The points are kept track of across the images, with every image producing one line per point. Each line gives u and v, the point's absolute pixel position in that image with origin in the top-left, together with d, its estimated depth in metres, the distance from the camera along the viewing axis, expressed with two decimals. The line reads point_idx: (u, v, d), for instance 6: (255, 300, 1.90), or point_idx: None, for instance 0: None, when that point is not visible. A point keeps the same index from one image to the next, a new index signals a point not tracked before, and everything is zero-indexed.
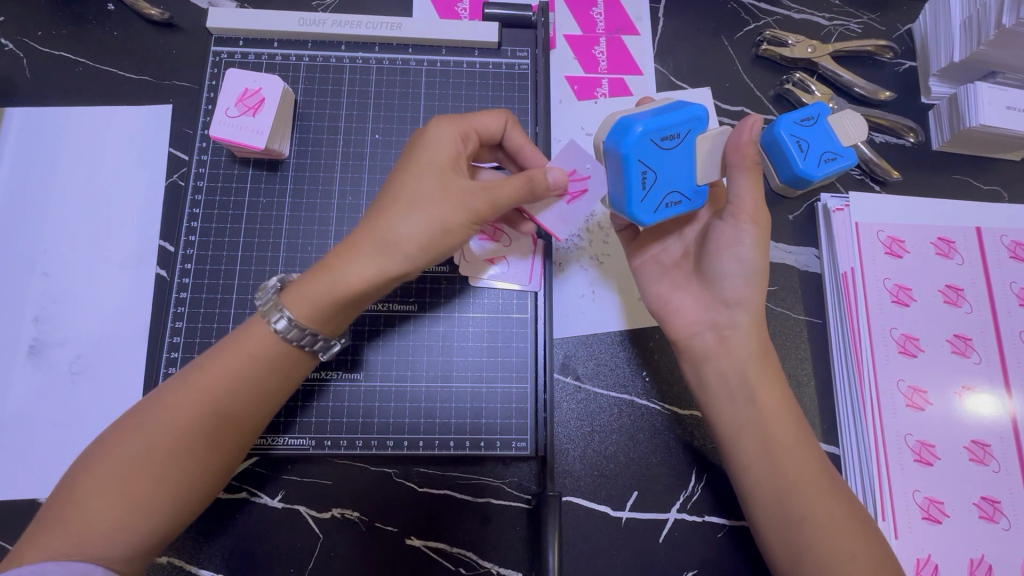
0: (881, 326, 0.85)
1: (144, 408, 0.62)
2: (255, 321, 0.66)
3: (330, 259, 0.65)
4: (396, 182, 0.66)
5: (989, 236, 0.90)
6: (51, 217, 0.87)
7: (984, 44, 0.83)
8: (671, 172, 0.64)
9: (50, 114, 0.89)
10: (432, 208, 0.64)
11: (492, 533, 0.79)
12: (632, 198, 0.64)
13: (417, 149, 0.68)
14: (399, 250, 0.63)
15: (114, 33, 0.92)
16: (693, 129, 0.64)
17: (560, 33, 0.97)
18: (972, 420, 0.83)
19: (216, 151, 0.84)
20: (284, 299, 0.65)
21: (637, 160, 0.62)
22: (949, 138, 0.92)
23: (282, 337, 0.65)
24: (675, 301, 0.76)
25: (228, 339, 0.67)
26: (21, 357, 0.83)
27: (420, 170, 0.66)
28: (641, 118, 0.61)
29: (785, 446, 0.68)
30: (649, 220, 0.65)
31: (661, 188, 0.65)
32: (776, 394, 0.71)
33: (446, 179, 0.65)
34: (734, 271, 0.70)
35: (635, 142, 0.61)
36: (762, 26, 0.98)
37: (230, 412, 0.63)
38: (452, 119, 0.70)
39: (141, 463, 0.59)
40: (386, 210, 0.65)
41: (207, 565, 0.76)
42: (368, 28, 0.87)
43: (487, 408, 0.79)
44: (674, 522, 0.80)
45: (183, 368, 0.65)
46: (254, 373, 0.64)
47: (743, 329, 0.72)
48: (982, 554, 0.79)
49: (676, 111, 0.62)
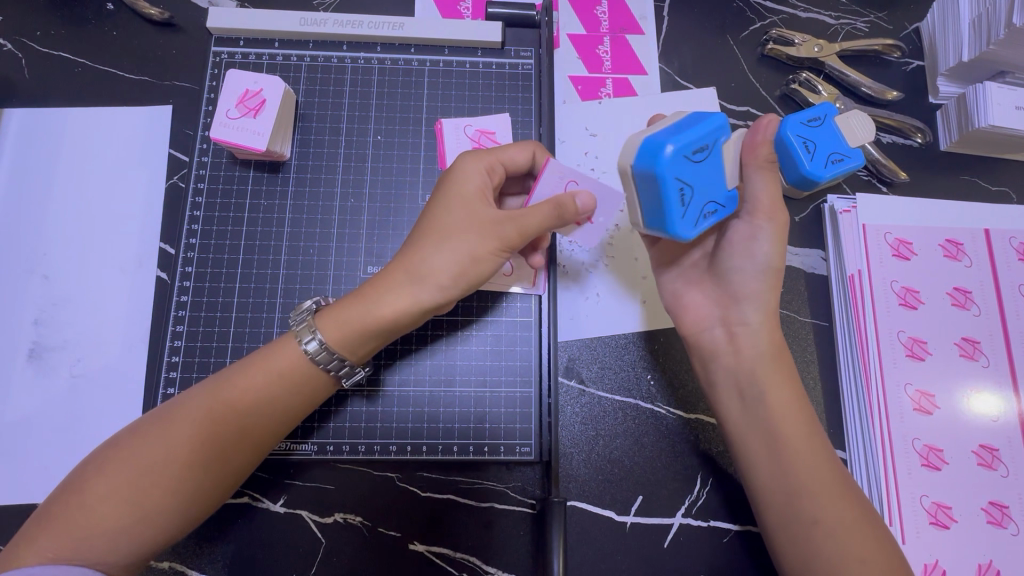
0: (889, 329, 0.84)
1: (164, 415, 0.62)
2: (287, 340, 0.67)
3: (367, 287, 0.67)
4: (428, 215, 0.68)
5: (998, 238, 0.89)
6: (50, 219, 0.86)
7: (994, 43, 0.82)
8: (705, 183, 0.61)
9: (49, 115, 0.88)
10: (462, 240, 0.65)
11: (496, 538, 0.78)
12: (673, 216, 0.60)
13: (446, 182, 0.69)
14: (429, 280, 0.66)
15: (114, 33, 0.91)
16: (717, 139, 0.62)
17: (564, 32, 0.96)
18: (980, 424, 0.82)
19: (217, 153, 0.83)
20: (318, 322, 0.66)
21: (673, 177, 0.58)
22: (958, 138, 0.91)
23: (312, 359, 0.65)
24: (687, 297, 0.77)
25: (255, 355, 0.67)
26: (21, 359, 0.82)
27: (450, 203, 0.67)
28: (667, 134, 0.59)
29: (796, 449, 0.67)
30: (692, 235, 0.61)
31: (700, 201, 0.61)
32: (788, 394, 0.70)
33: (475, 211, 0.67)
34: (750, 266, 0.69)
35: (669, 159, 0.58)
36: (768, 25, 0.97)
37: (250, 427, 0.63)
38: (482, 152, 0.71)
39: (156, 471, 0.59)
40: (418, 241, 0.67)
41: (209, 570, 0.76)
42: (370, 27, 0.86)
43: (490, 412, 0.78)
44: (679, 527, 0.79)
45: (208, 378, 0.66)
46: (277, 392, 0.65)
47: (754, 329, 0.72)
48: (990, 559, 0.78)
49: (700, 123, 0.60)
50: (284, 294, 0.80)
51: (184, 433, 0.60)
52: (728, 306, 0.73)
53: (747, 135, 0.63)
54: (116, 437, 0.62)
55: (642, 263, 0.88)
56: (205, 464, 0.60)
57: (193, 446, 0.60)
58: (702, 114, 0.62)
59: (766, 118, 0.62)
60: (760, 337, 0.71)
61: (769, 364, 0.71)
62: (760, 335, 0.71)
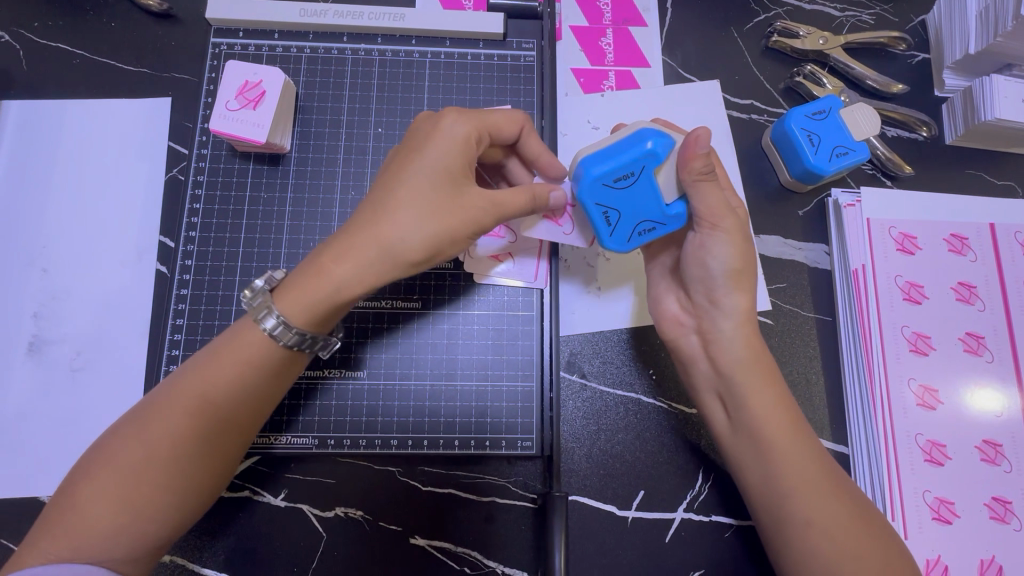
0: (893, 324, 0.84)
1: (144, 412, 0.61)
2: (246, 324, 0.63)
3: (324, 259, 0.62)
4: (395, 187, 0.63)
5: (1002, 233, 0.89)
6: (49, 212, 0.85)
7: (1001, 35, 0.81)
8: (634, 206, 0.67)
9: (47, 108, 0.88)
10: (432, 212, 0.62)
11: (497, 532, 0.78)
12: (600, 234, 0.69)
13: (429, 145, 0.65)
14: (397, 257, 0.62)
15: (112, 24, 0.90)
16: (649, 165, 0.66)
17: (566, 24, 0.95)
18: (984, 420, 0.82)
19: (216, 145, 0.82)
20: (278, 302, 0.62)
21: (593, 204, 0.67)
22: (963, 132, 0.90)
23: (278, 341, 0.62)
24: (663, 304, 0.77)
25: (219, 344, 0.64)
26: (21, 353, 0.82)
27: (423, 175, 0.63)
28: (596, 162, 0.66)
29: (783, 448, 0.66)
30: (621, 250, 0.70)
31: (628, 221, 0.68)
32: (767, 394, 0.68)
33: (453, 184, 0.63)
34: (710, 277, 0.69)
35: (589, 186, 0.66)
36: (772, 17, 0.97)
37: (230, 418, 0.62)
38: (466, 116, 0.66)
39: (141, 471, 0.58)
40: (384, 211, 0.62)
41: (210, 564, 0.76)
42: (370, 19, 0.85)
43: (492, 406, 0.78)
44: (681, 522, 0.79)
45: (180, 367, 0.64)
46: (251, 380, 0.62)
47: (727, 336, 0.69)
48: (992, 555, 0.78)
49: (626, 150, 0.65)
50: None
51: (162, 430, 0.59)
52: (700, 315, 0.72)
53: (678, 152, 0.65)
54: (99, 441, 0.61)
55: None
56: (191, 460, 0.60)
57: (175, 442, 0.59)
58: (646, 137, 0.65)
59: (695, 134, 0.64)
60: (733, 348, 0.69)
61: (745, 372, 0.69)
62: (733, 344, 0.69)
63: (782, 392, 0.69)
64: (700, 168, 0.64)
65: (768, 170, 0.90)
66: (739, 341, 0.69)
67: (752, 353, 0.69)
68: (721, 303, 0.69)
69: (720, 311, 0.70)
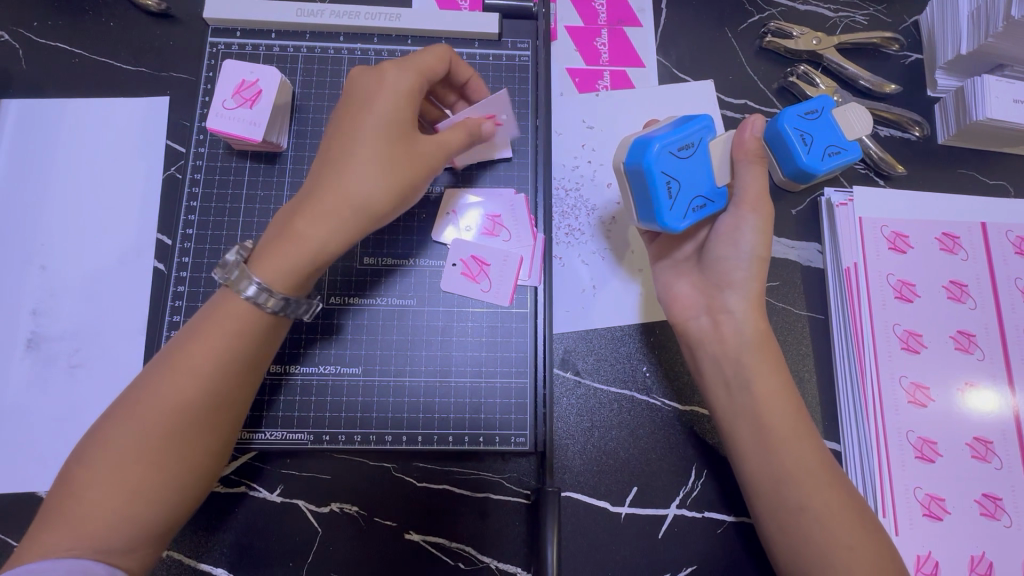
0: (885, 321, 0.85)
1: (136, 393, 0.60)
2: (226, 293, 0.63)
3: (297, 221, 0.63)
4: (354, 139, 0.65)
5: (994, 232, 0.89)
6: (48, 210, 0.86)
7: (993, 36, 0.82)
8: (692, 178, 0.67)
9: (46, 106, 0.88)
10: (393, 168, 0.65)
11: (491, 528, 0.79)
12: (661, 208, 0.66)
13: (373, 102, 0.67)
14: (365, 209, 0.64)
15: (111, 24, 0.91)
16: (703, 137, 0.67)
17: (561, 24, 0.96)
18: (974, 417, 0.82)
19: (213, 144, 0.83)
20: (255, 270, 0.62)
21: (659, 171, 0.64)
22: (956, 132, 0.90)
23: (258, 305, 0.62)
24: (675, 288, 0.77)
25: (204, 316, 0.64)
26: (19, 350, 0.82)
27: (380, 127, 0.66)
28: (659, 132, 0.65)
29: (771, 440, 0.67)
30: (680, 226, 0.66)
31: (687, 194, 0.66)
32: (772, 378, 0.70)
33: (405, 134, 0.66)
34: (736, 257, 0.70)
35: (655, 153, 0.64)
36: (766, 17, 0.97)
37: (218, 387, 0.61)
38: (405, 65, 0.69)
39: (139, 452, 0.58)
40: (348, 170, 0.64)
41: (206, 560, 0.76)
42: (366, 18, 0.86)
43: (486, 403, 0.78)
44: (674, 518, 0.80)
45: (159, 351, 0.63)
46: (237, 347, 0.62)
47: (739, 317, 0.71)
48: (983, 552, 0.78)
49: (687, 124, 0.66)
50: None
51: (151, 406, 0.59)
52: (712, 296, 0.73)
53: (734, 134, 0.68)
54: (89, 429, 0.60)
55: (641, 257, 0.88)
56: (186, 438, 0.59)
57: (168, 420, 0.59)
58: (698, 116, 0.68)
59: (749, 120, 0.67)
60: (744, 328, 0.71)
61: (753, 356, 0.70)
62: (745, 324, 0.71)
63: (787, 382, 0.70)
64: (757, 147, 0.66)
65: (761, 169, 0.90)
66: (750, 323, 0.71)
67: (761, 336, 0.71)
68: (736, 282, 0.71)
69: (734, 290, 0.71)
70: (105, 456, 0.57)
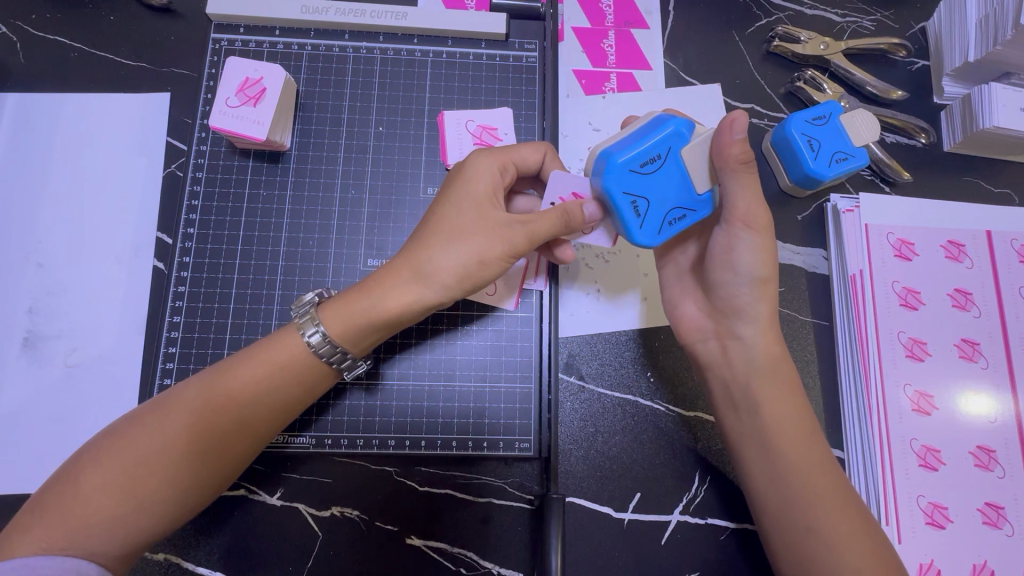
0: (889, 328, 0.84)
1: (161, 406, 0.61)
2: (288, 331, 0.66)
3: (371, 280, 0.66)
4: (435, 214, 0.67)
5: (999, 240, 0.89)
6: (45, 207, 0.85)
7: (1001, 43, 0.81)
8: (662, 192, 0.62)
9: (45, 101, 0.87)
10: (468, 241, 0.64)
11: (493, 533, 0.78)
12: (628, 228, 0.63)
13: (457, 181, 0.68)
14: (436, 280, 0.64)
15: (112, 18, 0.89)
16: (672, 146, 0.61)
17: (569, 26, 0.95)
18: (977, 426, 0.82)
19: (216, 142, 0.82)
20: (322, 313, 0.65)
21: (620, 192, 0.61)
22: (962, 140, 0.90)
23: (315, 351, 0.65)
24: (681, 307, 0.76)
25: (255, 346, 0.66)
26: (15, 348, 0.81)
27: (461, 203, 0.66)
28: (619, 149, 0.61)
29: (780, 450, 0.67)
30: (652, 243, 0.63)
31: (658, 210, 0.63)
32: (778, 411, 0.68)
33: (485, 212, 0.65)
34: (735, 280, 0.68)
35: (614, 175, 0.61)
36: (774, 21, 0.97)
37: (247, 418, 0.63)
38: (492, 151, 0.69)
39: (153, 464, 0.58)
40: (423, 240, 0.65)
41: (204, 563, 0.75)
42: (372, 17, 0.84)
43: (490, 408, 0.78)
44: (676, 524, 0.79)
45: (203, 370, 0.65)
46: (277, 382, 0.64)
47: (749, 343, 0.69)
48: (985, 560, 0.78)
49: (652, 133, 0.61)
50: (282, 286, 0.79)
51: (185, 426, 0.60)
52: (720, 321, 0.72)
53: (713, 136, 0.60)
54: (111, 426, 0.61)
55: (646, 261, 0.87)
56: (205, 458, 0.60)
57: (192, 439, 0.60)
58: (668, 119, 0.62)
59: (729, 118, 0.59)
60: (753, 354, 0.70)
61: (771, 374, 0.69)
62: (754, 349, 0.69)
63: (792, 394, 0.69)
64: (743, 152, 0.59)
65: (769, 174, 0.90)
66: (761, 346, 0.69)
67: (782, 350, 0.70)
68: (743, 310, 0.69)
69: (742, 318, 0.69)
70: (119, 458, 0.57)
